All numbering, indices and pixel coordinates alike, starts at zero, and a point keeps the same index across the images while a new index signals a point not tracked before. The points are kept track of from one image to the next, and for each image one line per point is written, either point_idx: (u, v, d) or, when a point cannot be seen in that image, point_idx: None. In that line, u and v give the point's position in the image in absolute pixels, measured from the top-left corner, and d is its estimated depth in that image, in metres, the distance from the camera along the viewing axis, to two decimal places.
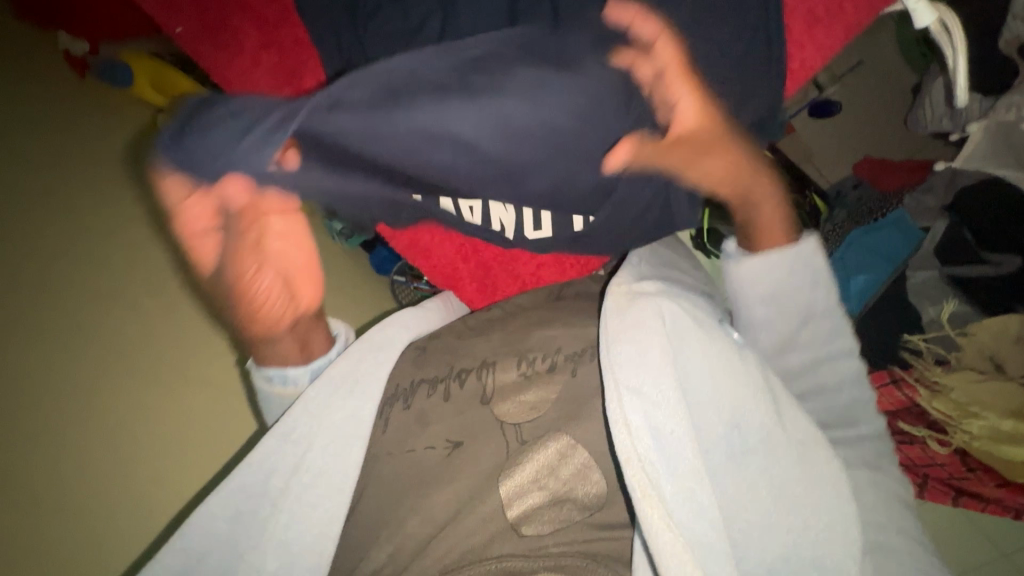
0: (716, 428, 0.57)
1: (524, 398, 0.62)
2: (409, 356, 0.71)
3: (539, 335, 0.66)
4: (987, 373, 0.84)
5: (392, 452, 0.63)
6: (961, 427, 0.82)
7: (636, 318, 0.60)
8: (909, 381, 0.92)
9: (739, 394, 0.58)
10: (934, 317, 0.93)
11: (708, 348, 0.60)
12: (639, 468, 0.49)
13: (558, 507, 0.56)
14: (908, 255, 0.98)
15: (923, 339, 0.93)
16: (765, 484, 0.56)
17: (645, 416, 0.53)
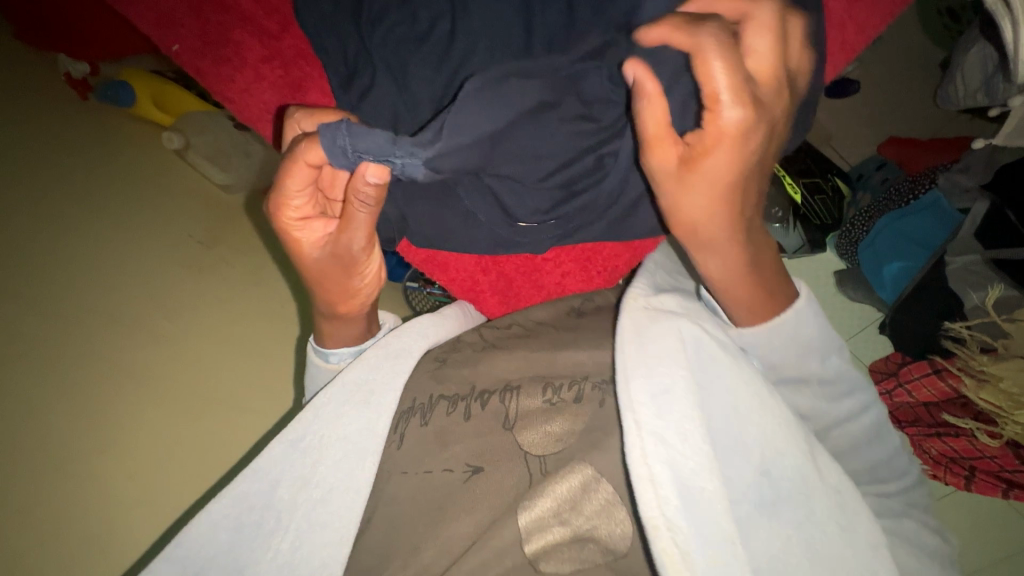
0: (747, 475, 0.52)
1: (550, 427, 0.56)
2: (428, 371, 0.66)
3: (565, 359, 0.61)
4: None
5: (408, 470, 0.59)
6: (1013, 418, 0.79)
7: (657, 346, 0.55)
8: (950, 371, 0.88)
9: (773, 430, 0.53)
10: (978, 302, 0.85)
11: (741, 384, 0.55)
12: (668, 538, 0.45)
13: (580, 545, 0.50)
14: (947, 239, 0.93)
15: (965, 326, 0.87)
16: (801, 539, 0.51)
17: (671, 469, 0.48)
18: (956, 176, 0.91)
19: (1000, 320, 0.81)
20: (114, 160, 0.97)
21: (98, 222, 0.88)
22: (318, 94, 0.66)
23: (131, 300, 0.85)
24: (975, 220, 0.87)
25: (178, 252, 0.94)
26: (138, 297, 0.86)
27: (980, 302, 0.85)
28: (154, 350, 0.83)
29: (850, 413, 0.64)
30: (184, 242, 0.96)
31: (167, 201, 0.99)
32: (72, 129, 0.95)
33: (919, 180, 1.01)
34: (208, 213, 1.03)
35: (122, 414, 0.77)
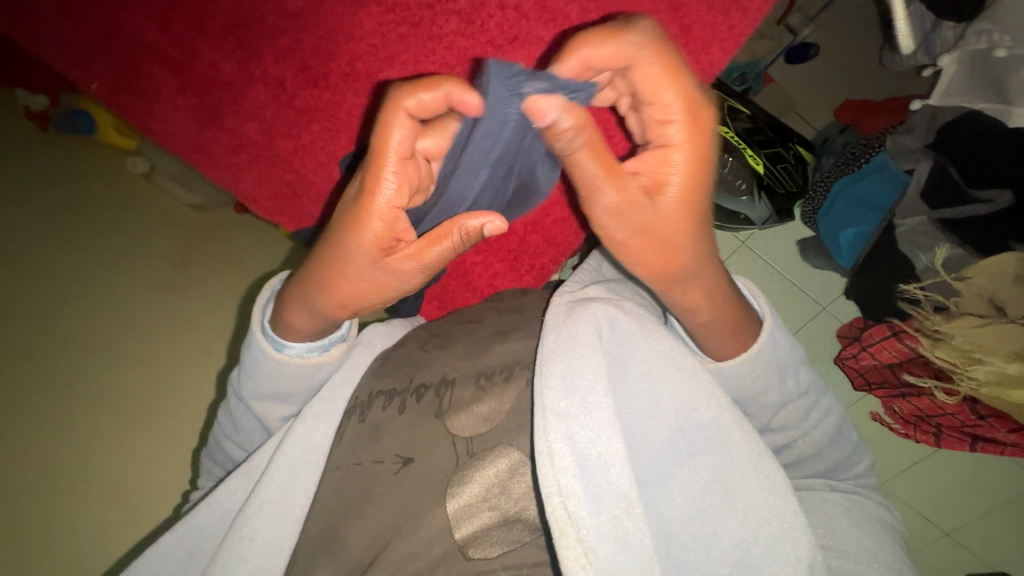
0: (658, 434, 0.51)
1: (478, 410, 0.54)
2: (372, 371, 0.63)
3: (500, 348, 0.59)
4: (987, 317, 0.79)
5: (339, 465, 0.57)
6: (967, 373, 0.81)
7: (570, 327, 0.54)
8: (908, 332, 0.89)
9: (682, 391, 0.52)
10: (928, 264, 0.86)
11: (654, 349, 0.54)
12: (559, 502, 0.45)
13: (509, 526, 0.49)
14: (895, 201, 0.92)
15: (920, 287, 0.87)
16: (716, 483, 0.49)
17: (571, 443, 0.47)
18: (900, 138, 0.90)
19: (949, 279, 0.82)
20: (75, 185, 0.93)
21: (67, 252, 0.85)
22: (235, 118, 0.67)
23: (106, 327, 0.84)
24: (919, 180, 0.85)
25: (149, 274, 0.92)
26: (114, 324, 0.85)
27: (930, 263, 0.85)
28: (138, 372, 0.84)
29: (806, 428, 0.60)
30: (156, 266, 0.94)
31: (144, 220, 0.97)
32: (39, 149, 0.92)
33: (871, 143, 0.99)
34: (180, 231, 1.01)
35: (102, 442, 0.78)
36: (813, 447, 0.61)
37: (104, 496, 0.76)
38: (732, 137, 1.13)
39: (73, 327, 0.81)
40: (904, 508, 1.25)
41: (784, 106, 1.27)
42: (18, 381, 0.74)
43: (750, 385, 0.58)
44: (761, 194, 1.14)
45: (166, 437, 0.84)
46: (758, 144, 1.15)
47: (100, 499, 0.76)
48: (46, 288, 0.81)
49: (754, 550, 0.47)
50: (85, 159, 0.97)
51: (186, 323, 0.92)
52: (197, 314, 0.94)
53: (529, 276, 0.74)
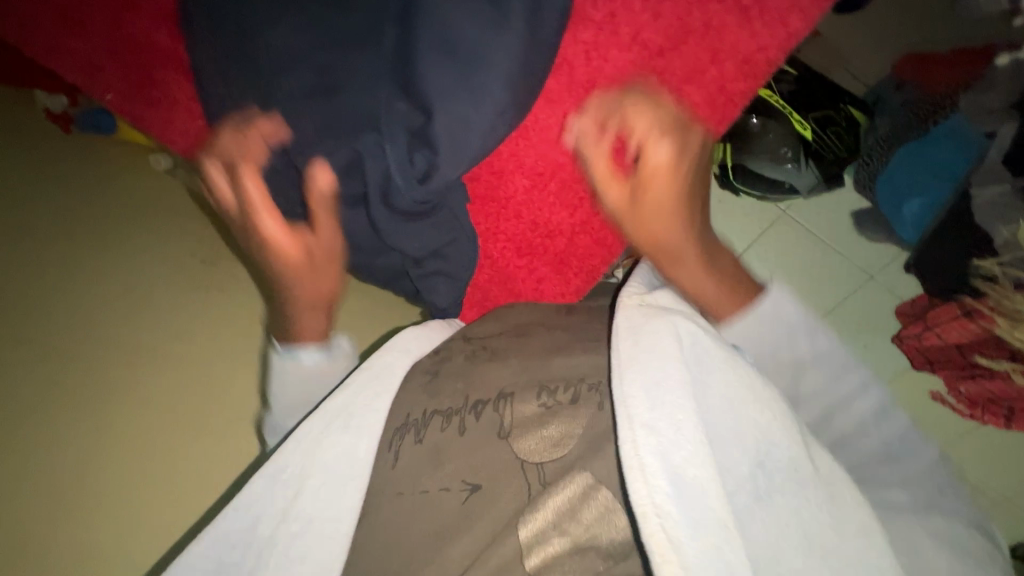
0: (741, 466, 0.45)
1: (545, 431, 0.51)
2: (422, 387, 0.61)
3: (560, 362, 0.57)
4: None
5: (404, 491, 0.55)
6: None
7: (654, 341, 0.50)
8: (982, 312, 0.82)
9: (765, 424, 0.47)
10: (1008, 238, 0.77)
11: (731, 375, 0.49)
12: (656, 524, 0.39)
13: (581, 554, 0.45)
14: (970, 167, 0.83)
15: (998, 263, 0.80)
16: (796, 524, 0.44)
17: (664, 459, 0.43)
18: (977, 96, 0.81)
19: None
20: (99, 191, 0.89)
21: (91, 253, 0.82)
22: None
23: (136, 329, 0.81)
24: (1002, 145, 0.76)
25: (186, 276, 0.90)
26: (143, 326, 0.81)
27: (1011, 236, 0.77)
28: (174, 376, 0.81)
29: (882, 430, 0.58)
30: (184, 263, 0.91)
31: (162, 219, 0.93)
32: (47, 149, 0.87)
33: (939, 104, 0.91)
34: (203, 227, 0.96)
35: (151, 450, 0.76)
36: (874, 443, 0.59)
37: (155, 496, 0.75)
38: (777, 102, 1.06)
39: (108, 331, 0.78)
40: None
41: (834, 62, 1.16)
42: (68, 388, 0.72)
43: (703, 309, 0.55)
44: (810, 161, 1.06)
45: (213, 440, 0.83)
46: (806, 108, 1.06)
47: (150, 503, 0.75)
48: (84, 292, 0.78)
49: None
50: (104, 159, 0.93)
51: (217, 324, 0.89)
52: (230, 311, 0.91)
53: (577, 279, 0.69)
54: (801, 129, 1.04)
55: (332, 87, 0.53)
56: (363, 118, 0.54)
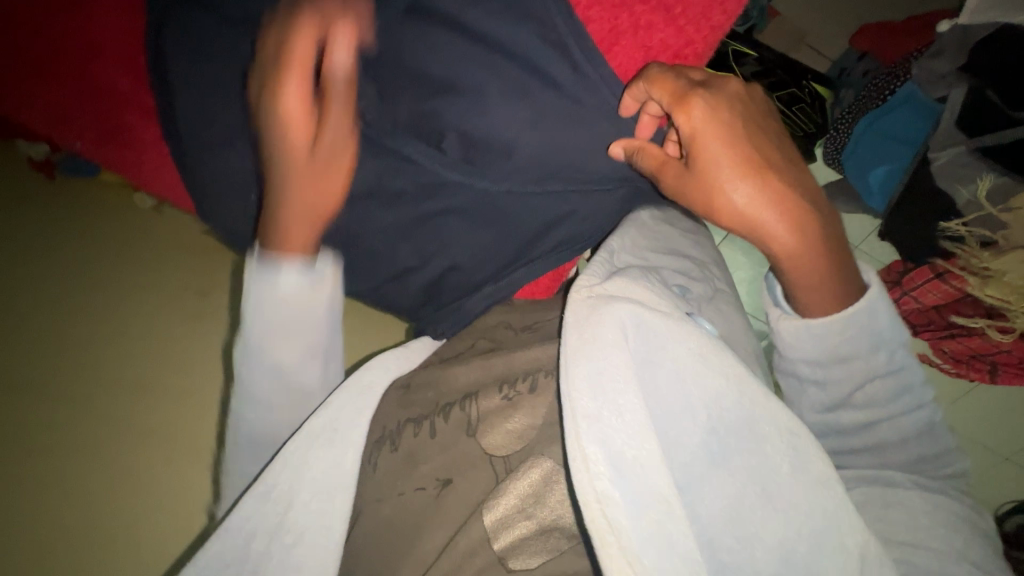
0: (692, 437, 0.47)
1: (511, 425, 0.52)
2: (393, 398, 0.60)
3: (521, 356, 0.56)
4: None
5: (382, 498, 0.54)
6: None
7: (595, 328, 0.47)
8: (954, 272, 0.84)
9: (714, 390, 0.47)
10: (970, 198, 0.78)
11: (688, 344, 0.48)
12: (598, 510, 0.40)
13: (546, 535, 0.48)
14: (927, 136, 0.84)
15: (962, 224, 0.81)
16: (752, 484, 0.45)
17: (606, 448, 0.43)
18: (928, 63, 0.81)
19: (996, 212, 0.75)
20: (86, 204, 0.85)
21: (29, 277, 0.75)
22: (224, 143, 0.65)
23: (76, 351, 0.73)
24: (953, 109, 0.78)
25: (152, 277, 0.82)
26: (79, 347, 0.73)
27: (972, 197, 0.78)
28: (123, 398, 0.73)
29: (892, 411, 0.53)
30: (125, 273, 0.81)
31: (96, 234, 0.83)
32: None
33: (895, 72, 0.91)
34: (131, 238, 0.84)
35: (113, 480, 0.67)
36: (898, 434, 0.54)
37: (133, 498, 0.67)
38: None
39: (54, 356, 0.72)
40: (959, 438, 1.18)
41: (797, 39, 1.19)
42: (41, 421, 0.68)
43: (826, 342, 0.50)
44: None
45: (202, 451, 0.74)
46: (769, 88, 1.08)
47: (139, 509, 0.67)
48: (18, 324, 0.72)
49: (799, 548, 0.44)
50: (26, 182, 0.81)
51: (168, 329, 0.79)
52: (180, 317, 0.81)
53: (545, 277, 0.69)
54: None
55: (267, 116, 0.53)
56: None
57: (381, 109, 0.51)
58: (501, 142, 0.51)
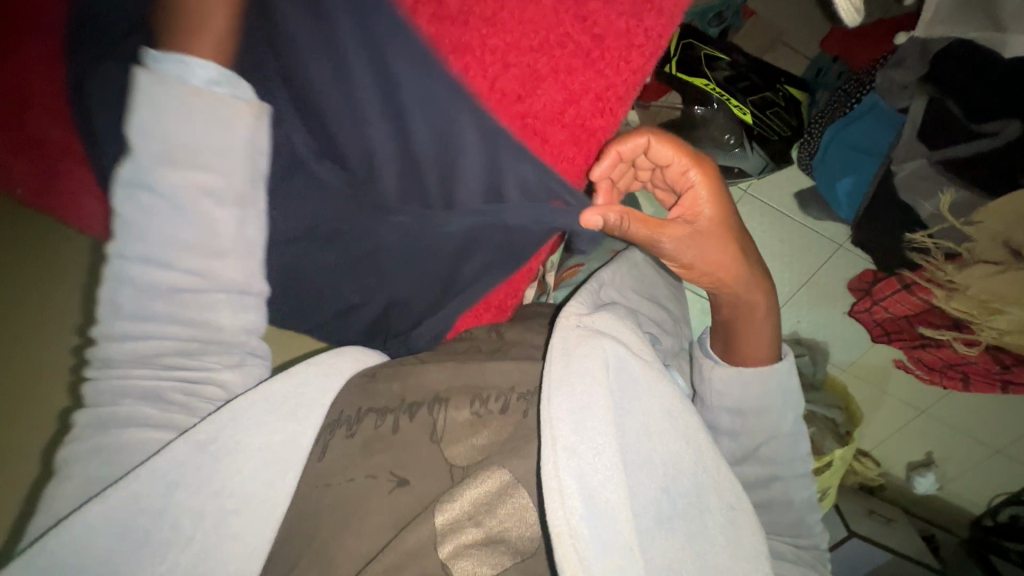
0: (647, 489, 0.42)
1: (476, 440, 0.48)
2: (356, 387, 0.54)
3: (493, 368, 0.52)
4: (1004, 264, 0.74)
5: (330, 483, 0.48)
6: (987, 324, 0.79)
7: (580, 356, 0.44)
8: (920, 284, 0.84)
9: (673, 450, 0.45)
10: (933, 211, 0.78)
11: (662, 399, 0.46)
12: (570, 544, 0.36)
13: (491, 548, 0.42)
14: (892, 145, 0.83)
15: (928, 235, 0.80)
16: (689, 549, 0.42)
17: (581, 481, 0.39)
18: (888, 73, 0.79)
19: (958, 224, 0.75)
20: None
21: None
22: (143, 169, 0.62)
23: None
24: (914, 121, 0.76)
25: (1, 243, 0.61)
26: None
27: (935, 210, 0.77)
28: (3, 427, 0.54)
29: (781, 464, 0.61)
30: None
31: None
32: None
33: (862, 79, 0.90)
34: None
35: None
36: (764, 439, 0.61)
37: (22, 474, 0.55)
38: (713, 88, 1.02)
39: None
40: (948, 430, 1.15)
41: (773, 36, 1.16)
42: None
43: (748, 386, 0.60)
44: (753, 143, 1.04)
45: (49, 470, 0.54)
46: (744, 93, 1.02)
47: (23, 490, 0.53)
48: None
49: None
50: None
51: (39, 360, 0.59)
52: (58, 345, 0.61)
53: (490, 313, 0.71)
54: (741, 115, 1.00)
55: None
56: None
57: None
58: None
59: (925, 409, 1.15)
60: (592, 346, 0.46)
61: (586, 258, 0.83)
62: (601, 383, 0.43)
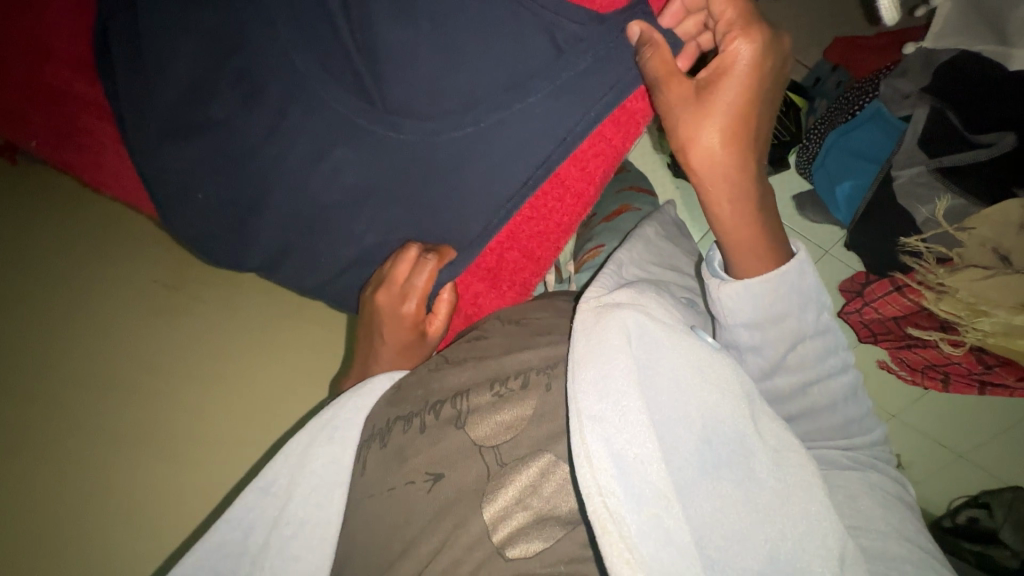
0: (687, 445, 0.43)
1: (499, 417, 0.47)
2: (386, 400, 0.57)
3: (511, 358, 0.51)
4: (991, 268, 0.76)
5: (374, 492, 0.51)
6: (973, 327, 0.80)
7: (599, 333, 0.47)
8: (911, 287, 0.86)
9: (710, 403, 0.45)
10: (928, 216, 0.81)
11: (690, 359, 0.47)
12: (601, 503, 0.39)
13: (544, 525, 0.43)
14: (891, 150, 0.86)
15: (921, 240, 0.82)
16: (739, 494, 0.42)
17: (608, 445, 0.41)
18: (893, 82, 0.83)
19: (951, 230, 0.78)
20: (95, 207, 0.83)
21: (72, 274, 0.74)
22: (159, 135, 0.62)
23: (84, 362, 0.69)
24: (916, 129, 0.79)
25: (147, 303, 0.77)
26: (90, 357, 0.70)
27: (930, 215, 0.80)
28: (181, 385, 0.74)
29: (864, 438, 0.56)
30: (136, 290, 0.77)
31: (90, 252, 0.76)
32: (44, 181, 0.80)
33: (864, 88, 0.93)
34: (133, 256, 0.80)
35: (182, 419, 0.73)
36: (825, 399, 0.52)
37: (152, 471, 0.68)
38: None
39: (92, 361, 0.70)
40: (918, 434, 1.20)
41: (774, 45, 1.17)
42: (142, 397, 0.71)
43: None
44: None
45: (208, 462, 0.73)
46: None
47: (139, 485, 0.67)
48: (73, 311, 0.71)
49: (784, 550, 0.40)
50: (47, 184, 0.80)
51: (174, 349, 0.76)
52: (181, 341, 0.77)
53: (511, 292, 0.65)
54: None
55: (239, 121, 0.55)
56: (280, 134, 0.55)
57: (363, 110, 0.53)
58: (486, 153, 0.55)
59: (897, 412, 1.20)
60: (609, 320, 0.47)
61: (606, 238, 0.83)
62: (619, 350, 0.45)
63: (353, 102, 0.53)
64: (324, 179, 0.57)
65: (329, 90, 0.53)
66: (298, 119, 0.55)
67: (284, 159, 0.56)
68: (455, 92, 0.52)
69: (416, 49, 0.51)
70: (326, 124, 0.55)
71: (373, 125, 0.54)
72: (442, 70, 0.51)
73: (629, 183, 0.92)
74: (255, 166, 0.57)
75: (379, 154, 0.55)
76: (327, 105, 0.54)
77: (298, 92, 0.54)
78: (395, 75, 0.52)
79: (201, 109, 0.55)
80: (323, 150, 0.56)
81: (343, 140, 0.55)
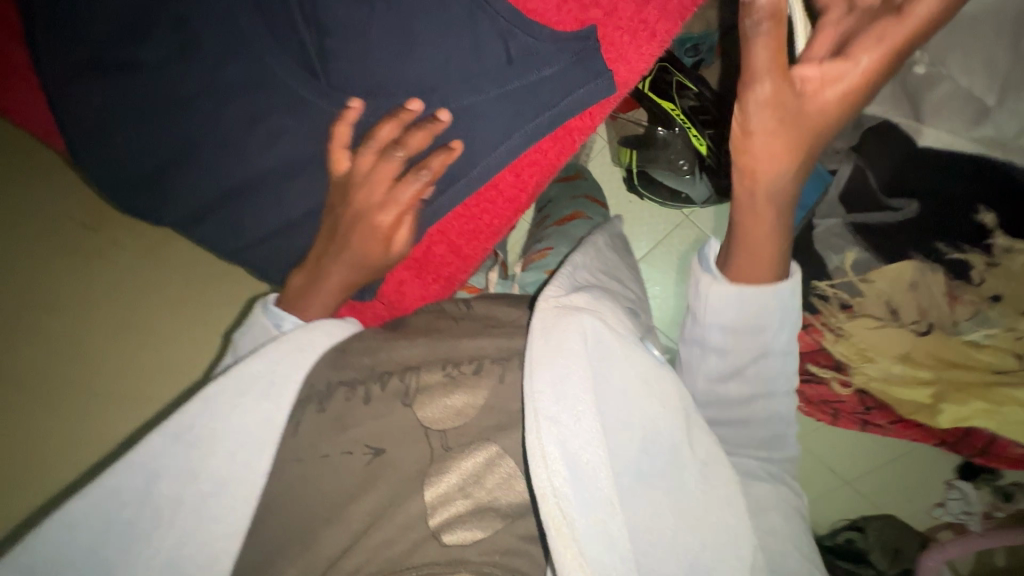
0: (627, 450, 0.46)
1: (450, 401, 0.47)
2: (327, 360, 0.52)
3: (467, 341, 0.52)
4: (882, 320, 0.84)
5: (302, 457, 0.48)
6: (859, 371, 0.86)
7: (556, 332, 0.47)
8: (813, 326, 0.89)
9: (652, 415, 0.47)
10: (838, 265, 0.87)
11: (641, 371, 0.48)
12: (554, 504, 0.40)
13: (482, 515, 0.44)
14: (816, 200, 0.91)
15: (830, 284, 0.87)
16: (668, 503, 0.46)
17: (562, 448, 0.42)
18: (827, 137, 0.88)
19: (856, 281, 0.84)
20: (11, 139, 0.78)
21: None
22: None
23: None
24: (840, 183, 0.86)
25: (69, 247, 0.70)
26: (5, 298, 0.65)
27: (840, 264, 0.86)
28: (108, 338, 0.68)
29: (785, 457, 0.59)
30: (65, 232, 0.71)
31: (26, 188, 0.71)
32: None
33: None
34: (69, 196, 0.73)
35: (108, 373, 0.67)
36: (763, 412, 0.56)
37: (57, 429, 0.62)
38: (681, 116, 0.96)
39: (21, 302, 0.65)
40: None
41: None
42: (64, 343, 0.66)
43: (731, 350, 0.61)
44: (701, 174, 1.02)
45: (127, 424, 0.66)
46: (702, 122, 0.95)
47: (41, 442, 0.61)
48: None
49: (703, 558, 0.45)
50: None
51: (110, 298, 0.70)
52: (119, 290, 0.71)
53: (438, 283, 0.63)
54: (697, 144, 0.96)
55: (169, 73, 0.53)
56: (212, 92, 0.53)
57: (303, 79, 0.52)
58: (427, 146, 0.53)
59: None
60: (567, 320, 0.47)
61: (555, 242, 0.86)
62: (576, 351, 0.46)
63: (293, 72, 0.52)
64: (255, 145, 0.55)
65: (270, 53, 0.51)
66: (233, 78, 0.52)
67: (213, 119, 0.54)
68: (403, 76, 0.51)
69: (364, 28, 0.50)
70: (261, 88, 0.53)
71: (313, 97, 0.52)
72: (391, 54, 0.50)
73: (584, 191, 0.94)
74: (182, 122, 0.54)
75: (317, 129, 0.53)
76: (266, 68, 0.52)
77: (236, 51, 0.52)
78: (340, 51, 0.51)
79: (128, 54, 0.52)
80: (257, 114, 0.54)
81: (278, 106, 0.53)
